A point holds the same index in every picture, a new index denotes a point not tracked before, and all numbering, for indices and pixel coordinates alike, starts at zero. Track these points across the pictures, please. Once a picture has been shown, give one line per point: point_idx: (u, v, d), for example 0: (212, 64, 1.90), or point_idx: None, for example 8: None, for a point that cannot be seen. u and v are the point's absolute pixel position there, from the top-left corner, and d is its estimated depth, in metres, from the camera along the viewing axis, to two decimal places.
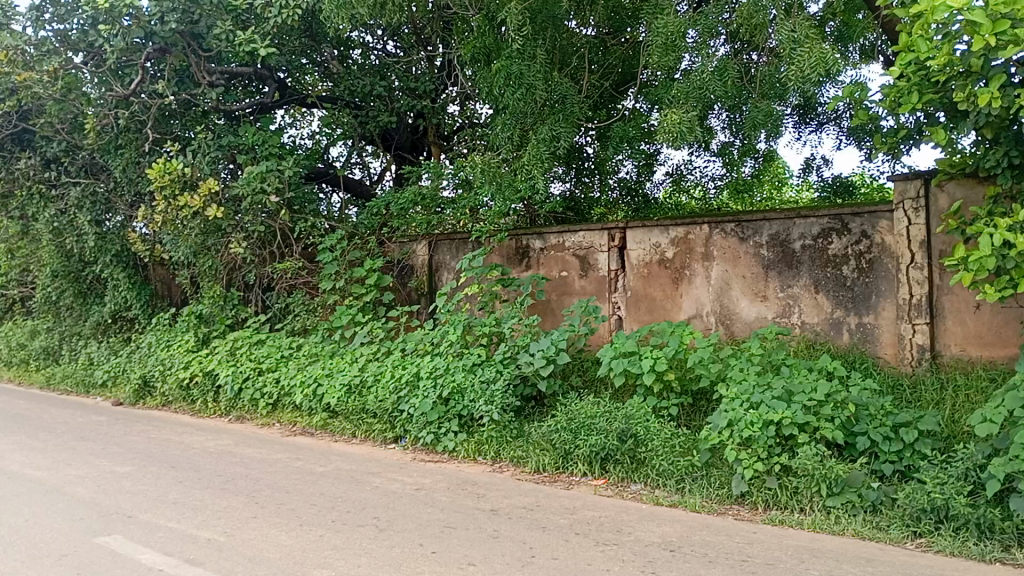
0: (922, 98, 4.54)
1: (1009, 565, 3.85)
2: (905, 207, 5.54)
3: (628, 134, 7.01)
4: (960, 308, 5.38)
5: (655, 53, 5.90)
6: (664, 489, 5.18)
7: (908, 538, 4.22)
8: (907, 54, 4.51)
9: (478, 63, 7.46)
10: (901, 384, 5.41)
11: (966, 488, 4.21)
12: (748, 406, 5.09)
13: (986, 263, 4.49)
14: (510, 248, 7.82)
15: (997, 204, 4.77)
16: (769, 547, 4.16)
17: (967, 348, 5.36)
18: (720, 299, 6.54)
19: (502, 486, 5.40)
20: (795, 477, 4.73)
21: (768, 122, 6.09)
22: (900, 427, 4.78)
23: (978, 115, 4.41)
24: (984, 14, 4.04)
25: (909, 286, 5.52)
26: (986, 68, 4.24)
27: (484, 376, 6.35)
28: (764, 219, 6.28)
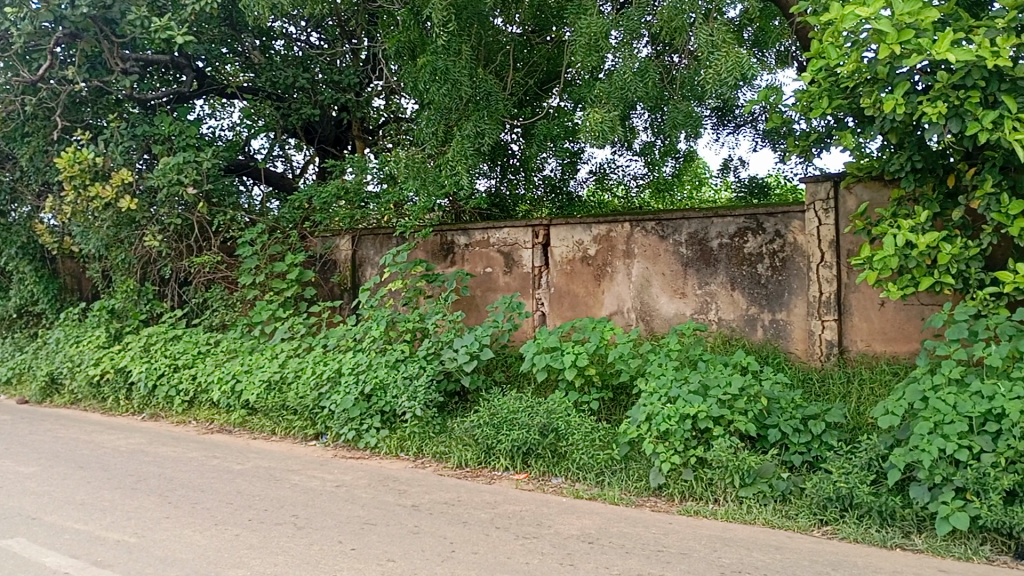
0: (832, 103, 4.71)
1: (908, 551, 4.04)
2: (815, 208, 5.75)
3: (553, 132, 7.08)
4: (866, 305, 5.62)
5: (579, 53, 5.98)
6: (584, 483, 5.27)
7: (815, 526, 4.40)
8: (818, 61, 4.66)
9: (403, 57, 7.42)
10: (810, 377, 5.62)
11: (869, 477, 4.40)
12: (666, 400, 5.20)
13: (889, 263, 4.70)
14: (435, 243, 7.79)
15: (901, 206, 4.95)
16: (684, 537, 4.27)
17: (872, 343, 5.60)
18: (641, 296, 6.66)
19: (424, 482, 5.39)
20: (710, 469, 4.86)
21: (687, 123, 6.26)
22: (809, 420, 4.97)
23: (884, 120, 4.56)
24: (890, 23, 4.23)
25: (819, 284, 5.74)
26: (892, 76, 4.38)
27: (406, 372, 6.31)
28: (683, 218, 6.42)
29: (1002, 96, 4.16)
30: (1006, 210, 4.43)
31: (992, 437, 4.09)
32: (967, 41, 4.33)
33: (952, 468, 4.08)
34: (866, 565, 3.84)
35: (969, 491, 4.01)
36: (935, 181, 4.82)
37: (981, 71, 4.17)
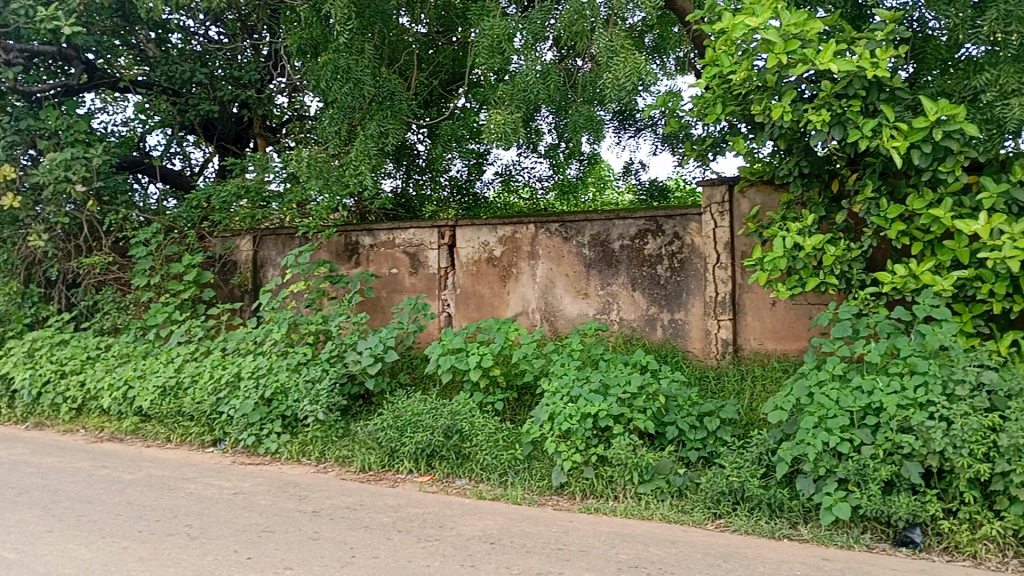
0: (726, 109, 4.84)
1: (796, 541, 4.21)
2: (711, 210, 5.92)
3: (457, 134, 7.07)
4: (758, 305, 5.83)
5: (481, 54, 5.99)
6: (488, 483, 5.29)
7: (709, 519, 4.53)
8: (712, 68, 4.77)
9: (306, 54, 7.29)
10: (707, 375, 5.79)
11: (759, 471, 4.56)
12: (568, 399, 5.26)
13: (779, 264, 4.89)
14: (339, 244, 7.67)
15: (789, 210, 5.16)
16: (584, 535, 4.33)
17: (765, 342, 5.82)
18: (545, 297, 6.73)
19: (325, 487, 5.30)
20: (610, 467, 4.95)
21: (589, 126, 6.30)
22: (704, 416, 5.12)
23: (773, 126, 4.72)
24: (777, 34, 4.40)
25: (714, 285, 5.92)
26: (780, 84, 4.55)
27: (308, 376, 6.19)
28: (586, 220, 6.52)
29: (881, 105, 4.38)
30: (884, 214, 4.64)
31: (871, 430, 4.26)
32: (850, 53, 4.51)
33: (835, 460, 4.25)
34: (756, 556, 3.98)
35: (850, 482, 4.19)
36: (821, 186, 5.02)
37: (862, 81, 4.36)
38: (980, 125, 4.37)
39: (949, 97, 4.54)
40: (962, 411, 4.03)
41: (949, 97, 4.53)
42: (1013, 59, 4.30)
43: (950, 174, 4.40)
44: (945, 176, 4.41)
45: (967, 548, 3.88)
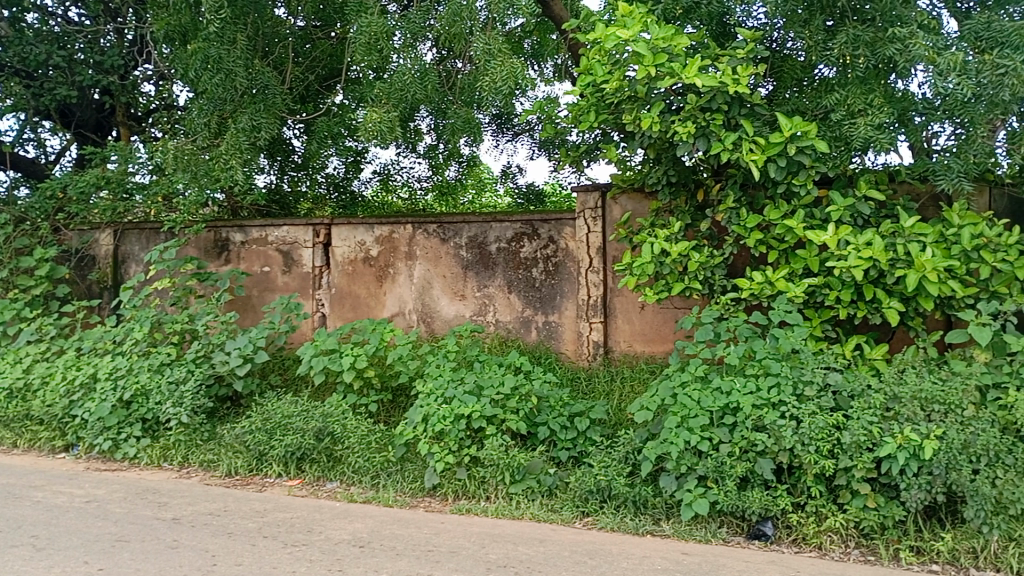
0: (599, 117, 4.97)
1: (658, 536, 4.38)
2: (585, 216, 6.07)
3: (333, 131, 6.93)
4: (628, 308, 6.03)
5: (358, 51, 5.88)
6: (360, 486, 5.24)
7: (577, 518, 4.65)
8: (585, 77, 4.88)
9: (175, 41, 7.01)
10: (578, 376, 5.93)
11: (625, 469, 4.71)
12: (442, 401, 5.20)
13: (646, 269, 5.07)
14: (208, 240, 7.39)
15: (658, 217, 5.36)
16: (454, 536, 4.35)
17: (634, 344, 6.02)
18: (422, 297, 6.71)
19: (187, 493, 5.09)
20: (482, 467, 4.99)
21: (467, 128, 6.41)
22: (575, 417, 5.24)
23: (644, 136, 4.88)
24: (647, 47, 4.55)
25: (587, 288, 6.08)
26: (649, 95, 4.69)
27: (172, 377, 5.92)
28: (463, 222, 6.55)
29: (742, 120, 4.61)
30: (744, 223, 4.87)
31: (729, 429, 4.43)
32: (714, 68, 4.72)
33: (695, 458, 4.42)
34: (620, 552, 4.11)
35: (709, 478, 4.39)
36: (687, 195, 5.25)
37: (725, 96, 4.58)
38: (830, 141, 4.61)
39: (804, 115, 4.77)
40: (810, 409, 4.27)
41: (803, 114, 4.77)
42: (860, 80, 4.55)
43: (803, 187, 4.68)
44: (798, 189, 4.69)
45: (814, 540, 4.14)
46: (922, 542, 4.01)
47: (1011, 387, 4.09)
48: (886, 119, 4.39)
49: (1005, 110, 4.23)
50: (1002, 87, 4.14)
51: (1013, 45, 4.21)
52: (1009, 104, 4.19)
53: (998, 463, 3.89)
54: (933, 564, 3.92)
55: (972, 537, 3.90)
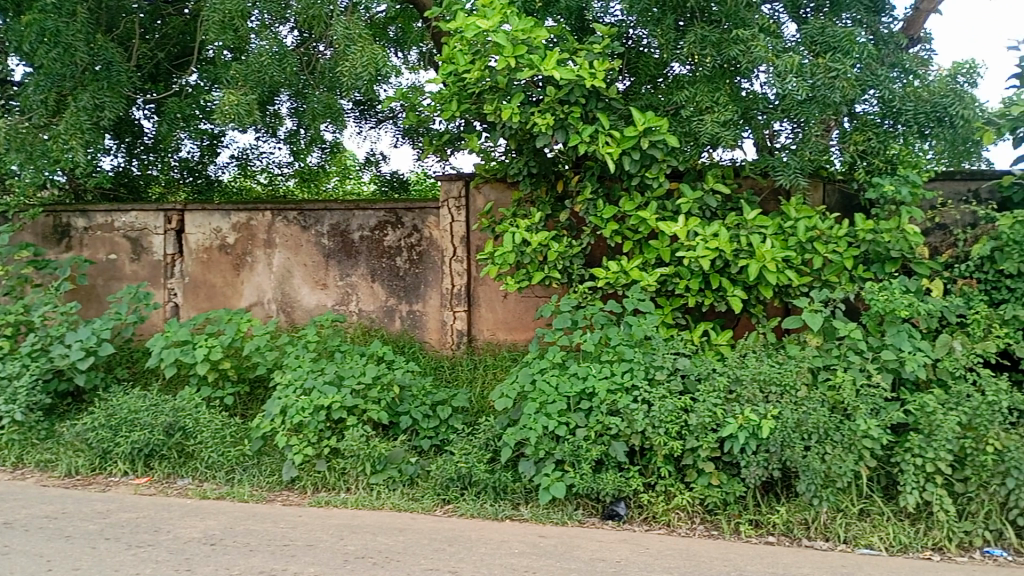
0: (461, 107, 5.00)
1: (516, 521, 4.47)
2: (448, 205, 6.07)
3: (184, 112, 6.60)
4: (491, 297, 6.10)
5: (212, 30, 5.61)
6: (213, 481, 5.08)
7: (438, 505, 4.68)
8: (447, 66, 4.85)
9: (7, 11, 6.52)
10: (442, 365, 5.95)
11: (486, 456, 4.76)
12: (301, 392, 5.06)
13: (507, 259, 5.12)
14: (47, 225, 6.92)
15: (519, 208, 5.44)
16: (312, 529, 4.27)
17: (497, 332, 6.10)
18: (281, 287, 6.53)
19: (21, 496, 4.76)
20: (342, 459, 4.92)
21: (328, 114, 6.27)
22: (437, 405, 5.26)
23: (504, 127, 4.92)
24: (507, 38, 4.56)
25: (451, 277, 6.10)
26: (509, 86, 4.73)
27: (4, 373, 5.50)
28: (325, 209, 6.42)
29: (598, 114, 4.75)
30: (601, 214, 5.03)
31: (585, 413, 4.55)
32: (572, 62, 4.81)
33: (553, 443, 4.52)
34: (478, 538, 4.16)
35: (566, 463, 4.50)
36: (547, 185, 5.36)
37: (582, 90, 4.69)
38: (680, 137, 4.80)
39: (656, 111, 4.95)
40: (660, 393, 4.44)
41: (655, 110, 4.96)
42: (707, 79, 4.75)
43: (655, 179, 4.86)
44: (651, 182, 4.86)
45: (663, 518, 4.34)
46: (761, 516, 4.27)
47: (839, 369, 4.34)
48: (731, 116, 4.62)
49: (836, 112, 4.53)
50: (834, 89, 4.44)
51: (844, 49, 4.52)
52: (840, 106, 4.49)
53: (827, 440, 4.16)
54: (769, 536, 4.19)
55: (804, 509, 4.19)
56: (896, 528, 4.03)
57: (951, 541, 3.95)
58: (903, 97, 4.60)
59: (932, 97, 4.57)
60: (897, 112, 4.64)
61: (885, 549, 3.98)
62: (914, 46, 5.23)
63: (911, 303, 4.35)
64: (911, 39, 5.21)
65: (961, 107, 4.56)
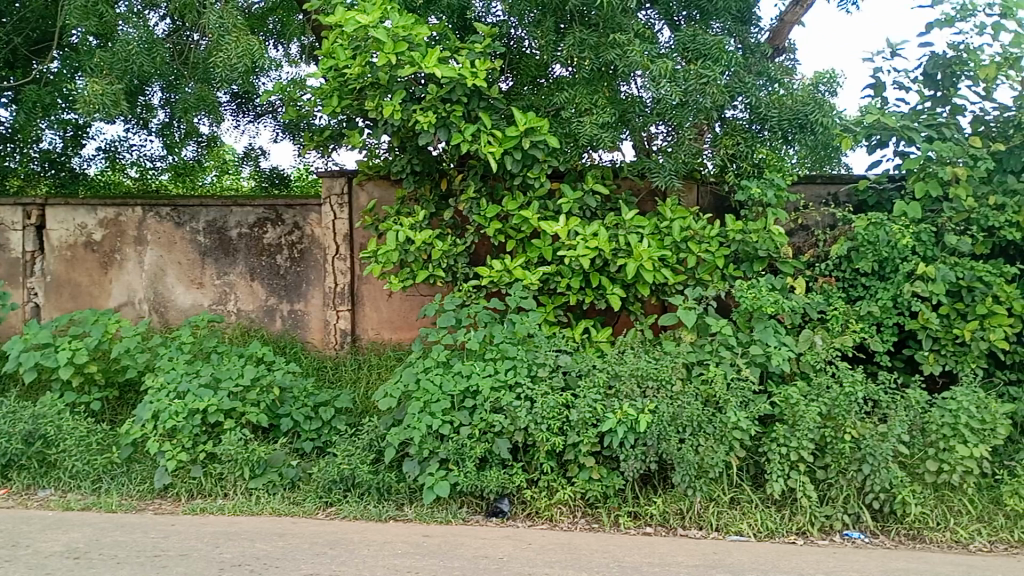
0: (342, 102, 4.92)
1: (400, 521, 4.44)
2: (331, 202, 5.97)
3: (43, 100, 6.25)
4: (376, 296, 6.04)
5: (74, 14, 5.32)
6: (78, 492, 4.82)
7: (319, 509, 4.60)
8: (328, 61, 4.76)
9: None
10: (324, 365, 5.84)
11: (369, 457, 4.70)
12: (174, 396, 4.85)
13: (391, 257, 5.07)
14: None
15: (403, 206, 5.41)
16: (185, 538, 4.11)
17: (381, 331, 6.05)
18: (154, 286, 6.25)
19: None
20: (219, 464, 4.76)
21: (201, 106, 6.09)
22: (319, 407, 5.17)
23: (386, 124, 4.87)
24: (387, 34, 4.51)
25: (334, 276, 5.99)
26: (391, 83, 4.67)
27: None
28: (201, 205, 6.19)
29: (480, 113, 4.77)
30: (484, 213, 5.07)
31: (469, 412, 4.57)
32: (454, 60, 4.81)
33: (437, 441, 4.52)
34: (361, 540, 4.11)
35: (450, 461, 4.50)
36: (431, 184, 5.36)
37: (464, 88, 4.69)
38: (561, 137, 4.88)
39: (537, 112, 5.01)
40: (543, 390, 4.51)
41: (536, 111, 5.02)
42: (586, 81, 4.84)
43: (537, 179, 4.94)
44: (533, 182, 4.94)
45: (545, 512, 4.42)
46: (638, 507, 4.41)
47: (711, 364, 4.52)
48: (610, 119, 4.71)
49: (708, 116, 4.71)
50: (705, 95, 4.60)
51: (714, 57, 4.69)
52: (711, 111, 4.67)
53: (700, 432, 4.33)
54: (646, 527, 4.33)
55: (679, 500, 4.35)
56: (764, 515, 4.23)
57: (813, 525, 4.18)
58: (769, 105, 4.82)
59: (795, 105, 4.79)
60: (763, 118, 4.85)
61: (754, 535, 4.18)
62: (779, 56, 5.49)
63: (777, 300, 4.57)
64: (776, 49, 5.47)
65: (822, 114, 4.78)
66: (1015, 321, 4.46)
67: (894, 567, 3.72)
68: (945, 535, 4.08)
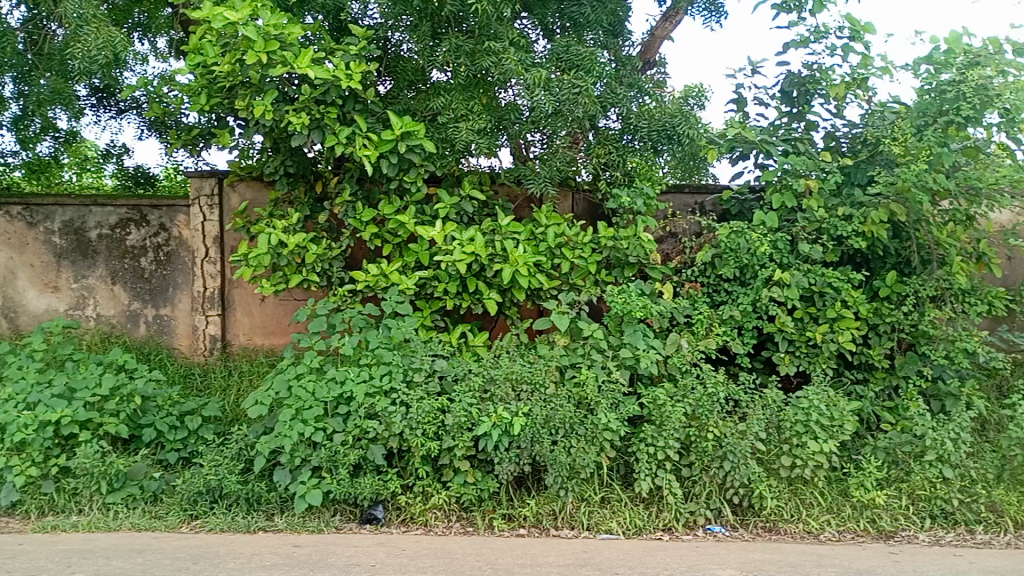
0: (211, 101, 4.77)
1: (270, 532, 4.32)
2: (200, 203, 5.74)
3: None
4: (248, 301, 5.86)
5: None
6: None
7: (184, 522, 4.41)
8: (195, 57, 4.59)
9: None
10: (192, 372, 5.61)
11: (238, 467, 4.54)
12: (23, 407, 4.55)
13: (262, 261, 4.93)
14: None
15: (276, 208, 5.28)
16: (34, 557, 3.86)
17: (253, 337, 5.87)
18: (3, 290, 5.86)
19: None
20: (73, 478, 4.49)
21: (56, 99, 5.77)
22: (185, 416, 4.95)
23: (257, 124, 4.74)
24: (258, 32, 4.39)
25: (203, 279, 5.77)
26: (262, 83, 4.56)
27: None
28: (56, 204, 5.83)
29: (355, 116, 4.72)
30: (360, 217, 5.01)
31: (343, 418, 4.48)
32: (328, 62, 4.74)
33: (310, 449, 4.41)
34: (227, 553, 3.97)
35: (323, 469, 4.41)
36: (306, 186, 5.27)
37: (339, 90, 4.62)
38: (438, 142, 4.88)
39: (413, 116, 5.01)
40: (418, 395, 4.48)
41: (413, 115, 5.01)
42: (462, 87, 4.87)
43: (413, 184, 4.93)
44: (409, 186, 4.94)
45: (420, 518, 4.40)
46: (512, 509, 4.46)
47: (583, 367, 4.62)
48: (485, 125, 4.78)
49: (580, 126, 4.83)
50: (577, 105, 4.72)
51: (586, 68, 4.82)
52: (583, 120, 4.78)
53: (573, 434, 4.42)
54: (520, 529, 4.38)
55: (551, 501, 4.42)
56: (632, 513, 4.36)
57: (678, 521, 4.33)
58: (639, 115, 4.98)
59: (663, 117, 4.96)
60: (634, 128, 5.01)
61: (623, 532, 4.29)
62: (650, 69, 5.70)
63: (645, 305, 4.73)
64: (647, 62, 5.67)
65: (688, 127, 4.98)
66: (861, 324, 4.79)
67: (752, 558, 3.90)
68: (799, 527, 4.32)
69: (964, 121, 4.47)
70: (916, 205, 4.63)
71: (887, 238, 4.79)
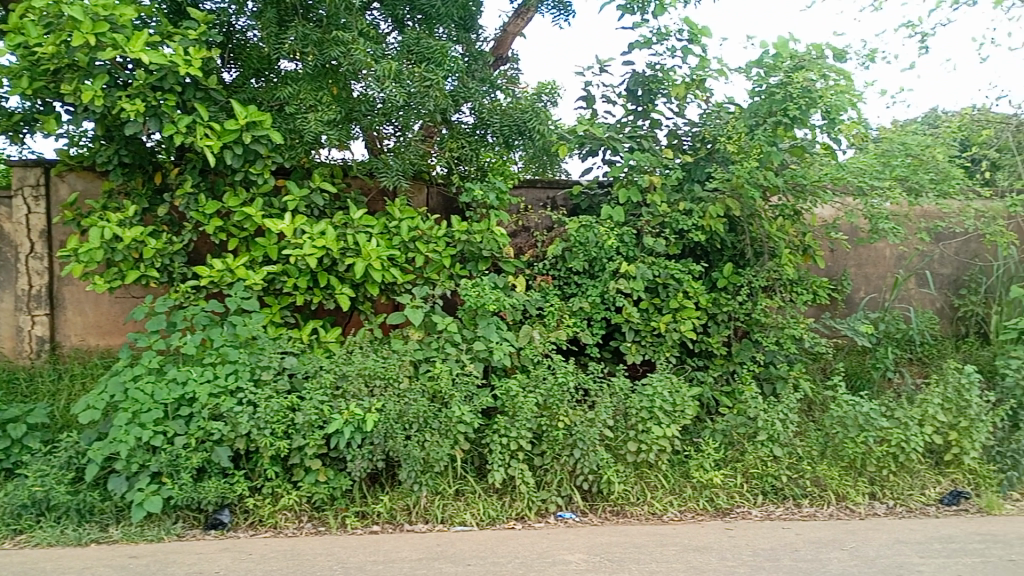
0: (34, 84, 4.42)
1: (104, 544, 4.06)
2: (24, 194, 5.33)
3: None
4: (79, 299, 5.48)
5: None
6: None
7: (6, 538, 4.08)
8: (15, 37, 4.24)
9: None
10: (15, 377, 5.20)
11: (69, 475, 4.24)
12: None
13: (95, 256, 4.59)
14: None
15: (110, 200, 4.97)
16: None
17: (86, 338, 5.50)
18: None
19: None
20: None
21: None
22: (6, 424, 4.53)
23: (87, 110, 4.44)
24: (84, 12, 4.11)
25: (28, 276, 5.36)
26: (91, 66, 4.28)
27: None
28: None
29: (195, 104, 4.52)
30: (202, 210, 4.81)
31: (185, 420, 4.28)
32: (166, 46, 4.51)
33: (148, 454, 4.18)
34: (54, 568, 3.70)
35: (163, 474, 4.19)
36: (143, 177, 5.00)
37: (177, 77, 4.40)
38: (285, 133, 4.75)
39: (258, 106, 4.84)
40: (266, 394, 4.32)
41: (258, 104, 4.85)
42: (310, 77, 4.75)
43: (259, 176, 4.77)
44: (255, 178, 4.77)
45: (269, 520, 4.28)
46: (366, 507, 4.40)
47: (437, 360, 4.61)
48: (334, 117, 4.67)
49: (432, 119, 4.81)
50: (429, 98, 4.67)
51: (436, 61, 4.77)
52: (433, 113, 4.76)
53: (426, 428, 4.42)
54: (373, 525, 4.33)
55: (405, 496, 4.40)
56: (486, 504, 4.39)
57: (530, 509, 4.40)
58: (491, 111, 5.02)
59: (514, 113, 5.01)
60: (486, 123, 5.04)
61: (476, 524, 4.32)
62: (503, 65, 5.74)
63: (498, 298, 4.77)
64: (500, 58, 5.72)
65: (539, 123, 5.03)
66: (700, 313, 5.04)
67: (599, 541, 4.03)
68: (644, 509, 4.49)
69: (791, 122, 4.75)
70: (749, 200, 4.95)
71: (723, 232, 5.06)
